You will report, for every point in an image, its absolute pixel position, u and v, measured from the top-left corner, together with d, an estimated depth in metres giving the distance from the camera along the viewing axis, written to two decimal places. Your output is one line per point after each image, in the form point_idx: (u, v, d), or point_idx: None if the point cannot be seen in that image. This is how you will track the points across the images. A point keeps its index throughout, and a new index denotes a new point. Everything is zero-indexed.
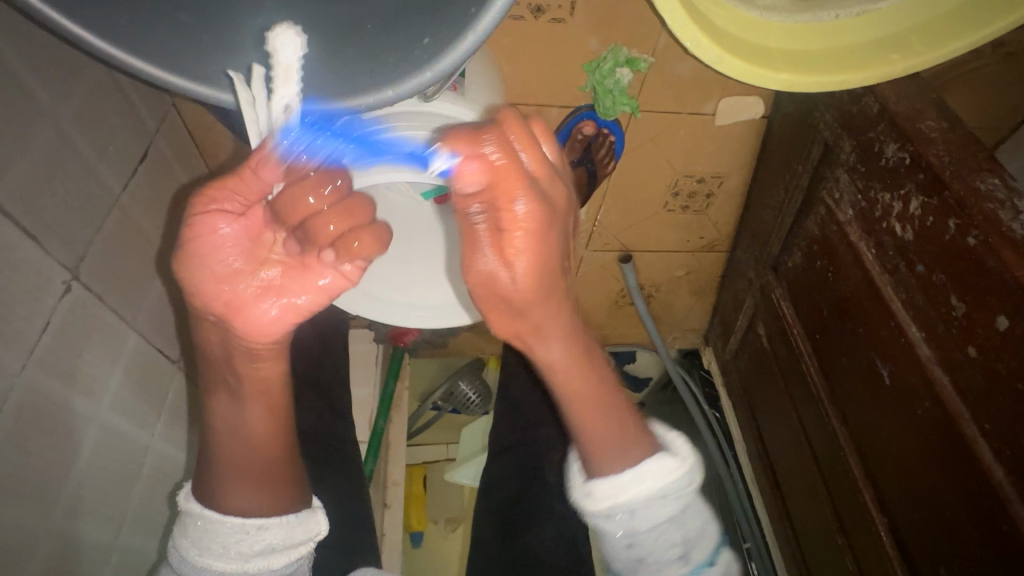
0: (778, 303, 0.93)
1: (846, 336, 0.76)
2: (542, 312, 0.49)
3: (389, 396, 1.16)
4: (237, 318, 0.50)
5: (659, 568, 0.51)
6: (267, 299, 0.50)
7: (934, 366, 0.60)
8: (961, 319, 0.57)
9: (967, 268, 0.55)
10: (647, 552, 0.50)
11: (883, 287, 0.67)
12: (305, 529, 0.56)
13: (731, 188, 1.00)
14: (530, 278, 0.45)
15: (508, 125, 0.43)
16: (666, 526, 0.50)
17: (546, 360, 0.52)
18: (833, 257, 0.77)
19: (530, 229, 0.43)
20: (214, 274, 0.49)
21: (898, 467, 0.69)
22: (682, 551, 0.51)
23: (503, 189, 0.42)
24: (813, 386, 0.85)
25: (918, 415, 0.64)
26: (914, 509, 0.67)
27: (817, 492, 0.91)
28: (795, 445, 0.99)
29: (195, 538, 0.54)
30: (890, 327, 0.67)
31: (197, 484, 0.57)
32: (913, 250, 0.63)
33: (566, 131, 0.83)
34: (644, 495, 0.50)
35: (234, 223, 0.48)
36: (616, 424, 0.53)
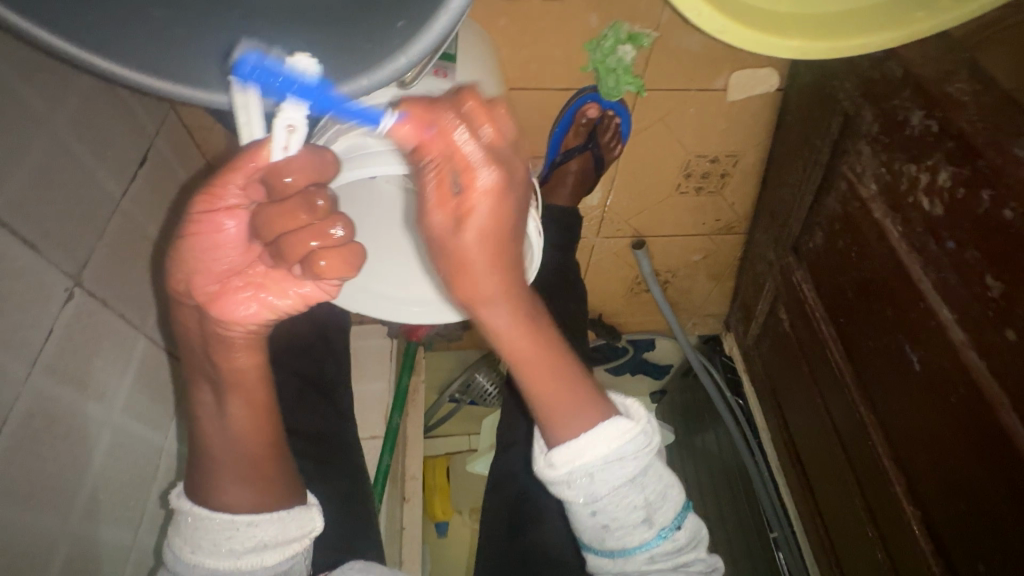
0: (800, 286, 0.88)
1: (872, 319, 0.72)
2: (486, 276, 0.46)
3: (403, 390, 1.17)
4: (215, 311, 0.50)
5: (623, 533, 0.50)
6: (245, 296, 0.50)
7: (968, 349, 0.56)
8: (998, 298, 0.53)
9: (1004, 242, 0.51)
10: (611, 517, 0.50)
11: (911, 266, 0.63)
12: (298, 526, 0.57)
13: (747, 166, 0.95)
14: (480, 236, 0.43)
15: (469, 101, 0.41)
16: (626, 487, 0.50)
17: (490, 323, 0.48)
18: (856, 236, 0.73)
19: (490, 200, 0.42)
20: (207, 267, 0.50)
21: (932, 455, 0.65)
22: (642, 513, 0.50)
23: (437, 147, 0.40)
24: (837, 372, 0.81)
25: (952, 402, 0.59)
26: (951, 500, 0.63)
27: (845, 481, 0.87)
28: (821, 432, 0.94)
29: (186, 535, 0.54)
30: (918, 309, 0.62)
31: (187, 482, 0.57)
32: (943, 226, 0.58)
33: (570, 115, 0.85)
34: (601, 457, 0.49)
35: (239, 222, 0.49)
36: (570, 398, 0.51)
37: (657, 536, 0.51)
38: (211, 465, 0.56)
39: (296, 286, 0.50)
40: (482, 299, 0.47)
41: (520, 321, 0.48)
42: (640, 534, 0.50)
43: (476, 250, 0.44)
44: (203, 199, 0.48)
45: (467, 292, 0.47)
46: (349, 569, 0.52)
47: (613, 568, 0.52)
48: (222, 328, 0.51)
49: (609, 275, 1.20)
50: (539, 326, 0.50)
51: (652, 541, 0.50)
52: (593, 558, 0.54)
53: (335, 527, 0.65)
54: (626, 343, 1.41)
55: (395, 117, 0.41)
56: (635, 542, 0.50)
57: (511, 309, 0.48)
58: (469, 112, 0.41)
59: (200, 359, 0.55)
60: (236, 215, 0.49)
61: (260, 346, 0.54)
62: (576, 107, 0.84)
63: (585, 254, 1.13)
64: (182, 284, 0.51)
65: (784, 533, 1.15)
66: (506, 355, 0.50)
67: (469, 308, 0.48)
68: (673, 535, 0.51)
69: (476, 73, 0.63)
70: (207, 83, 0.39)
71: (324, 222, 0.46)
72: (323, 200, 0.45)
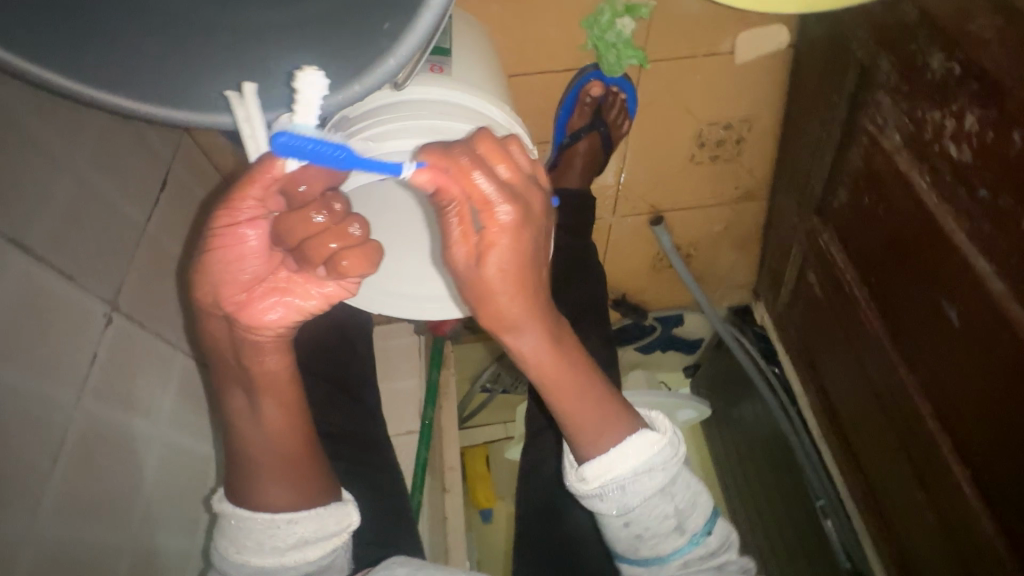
0: (827, 249, 0.85)
1: (905, 277, 0.68)
2: (512, 304, 0.45)
3: (434, 384, 1.19)
4: (245, 319, 0.51)
5: (657, 542, 0.52)
6: (271, 301, 0.51)
7: (1010, 301, 0.54)
8: None
9: None
10: (643, 526, 0.51)
11: (942, 219, 0.60)
12: (336, 520, 0.60)
13: (763, 130, 0.92)
14: (502, 267, 0.43)
15: (481, 146, 0.43)
16: (656, 498, 0.51)
17: (517, 351, 0.49)
18: (881, 191, 0.70)
19: (509, 235, 0.43)
20: (232, 278, 0.50)
21: (980, 414, 0.62)
22: (674, 521, 0.52)
23: (451, 189, 0.41)
24: (873, 334, 0.78)
25: (996, 358, 0.57)
26: (1004, 460, 0.60)
27: (890, 445, 0.84)
28: (860, 397, 0.92)
29: (232, 536, 0.58)
30: (954, 263, 0.59)
31: (228, 487, 0.61)
32: (973, 173, 0.55)
33: (573, 95, 0.83)
34: (631, 470, 0.50)
35: (261, 232, 0.50)
36: (600, 410, 0.51)
37: (690, 542, 0.52)
38: (253, 470, 0.58)
39: (320, 287, 0.52)
40: (507, 328, 0.47)
41: (546, 348, 0.49)
42: (673, 542, 0.52)
43: (499, 282, 0.44)
44: (223, 214, 0.49)
45: (492, 321, 0.47)
46: (390, 564, 0.53)
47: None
48: (252, 336, 0.53)
49: (629, 254, 1.19)
50: (564, 350, 0.50)
51: (686, 548, 0.52)
52: (629, 572, 0.55)
53: (372, 524, 0.67)
54: (653, 320, 1.41)
55: (413, 165, 0.41)
56: (669, 549, 0.52)
57: (540, 338, 0.48)
58: (482, 153, 0.43)
59: (233, 370, 0.57)
60: (258, 226, 0.49)
61: (285, 350, 0.55)
62: (581, 85, 0.81)
63: (603, 235, 1.11)
64: (209, 296, 0.52)
65: (830, 500, 1.13)
66: (533, 379, 0.50)
67: (495, 334, 0.48)
68: (705, 540, 0.53)
69: (474, 65, 0.63)
70: (198, 104, 0.39)
71: (340, 224, 0.48)
72: (339, 203, 0.49)
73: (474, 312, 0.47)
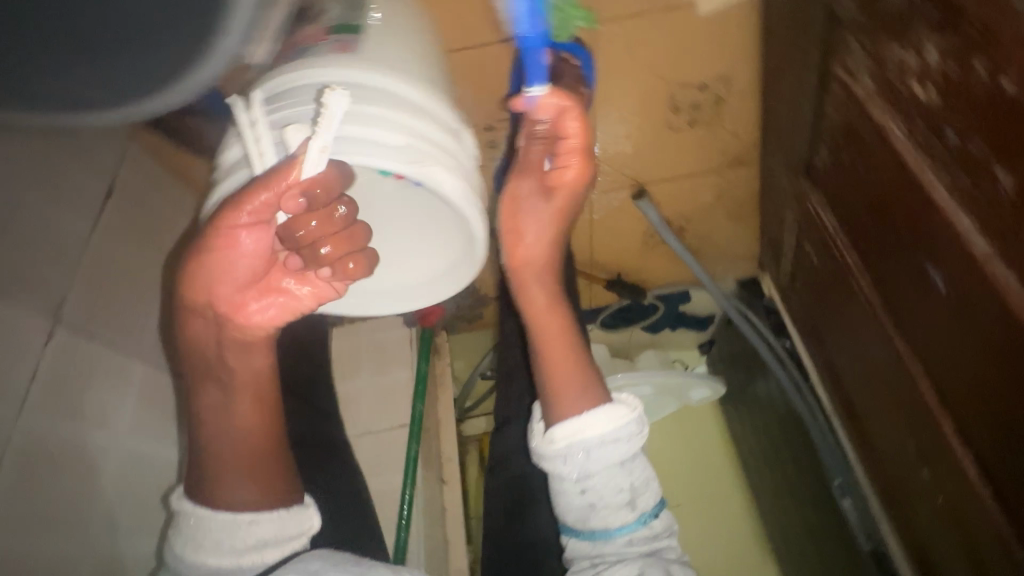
0: (816, 212, 0.78)
1: (891, 240, 0.61)
2: (534, 233, 0.68)
3: (423, 376, 1.18)
4: (238, 315, 0.55)
5: (606, 513, 0.62)
6: (267, 301, 0.56)
7: (995, 261, 0.46)
8: (1010, 198, 0.43)
9: (1004, 125, 0.42)
10: (597, 495, 0.61)
11: (919, 171, 0.52)
12: (296, 524, 0.58)
13: (742, 88, 0.85)
14: (559, 201, 0.65)
15: (569, 109, 0.57)
16: (614, 470, 0.61)
17: (527, 291, 0.69)
18: (858, 145, 0.62)
19: (572, 183, 0.63)
20: (229, 277, 0.53)
21: (977, 390, 0.54)
22: (626, 496, 0.62)
23: (562, 124, 0.59)
24: (868, 304, 0.70)
25: (986, 327, 0.50)
26: (1001, 440, 0.53)
27: (896, 423, 0.77)
28: (863, 370, 0.85)
29: (190, 535, 0.56)
30: (934, 223, 0.52)
31: (187, 484, 0.59)
32: (941, 116, 0.48)
33: (523, 67, 0.77)
34: (599, 436, 0.61)
35: (258, 237, 0.51)
36: (578, 370, 0.67)
37: (639, 519, 0.62)
38: (204, 474, 0.58)
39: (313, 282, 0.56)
40: (520, 264, 0.69)
41: (545, 299, 0.69)
42: (621, 517, 0.62)
43: (547, 212, 0.66)
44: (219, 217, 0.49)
45: (515, 253, 0.68)
46: (312, 557, 0.53)
47: (591, 547, 0.63)
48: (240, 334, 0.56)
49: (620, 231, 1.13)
50: (558, 305, 0.70)
51: (633, 523, 0.62)
52: (573, 544, 0.64)
53: (331, 525, 0.66)
54: (652, 299, 1.36)
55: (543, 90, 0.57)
56: (615, 524, 0.62)
57: (546, 286, 0.69)
58: (555, 106, 0.57)
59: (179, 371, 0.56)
60: (256, 232, 0.51)
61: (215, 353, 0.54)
62: (531, 59, 0.73)
63: (586, 214, 1.06)
64: (202, 290, 0.54)
65: (847, 477, 1.07)
66: (530, 321, 0.69)
67: (516, 271, 0.69)
68: (651, 521, 0.63)
69: (401, 46, 0.59)
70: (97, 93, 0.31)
71: (346, 230, 0.52)
72: (346, 208, 0.51)
73: (500, 219, 0.67)
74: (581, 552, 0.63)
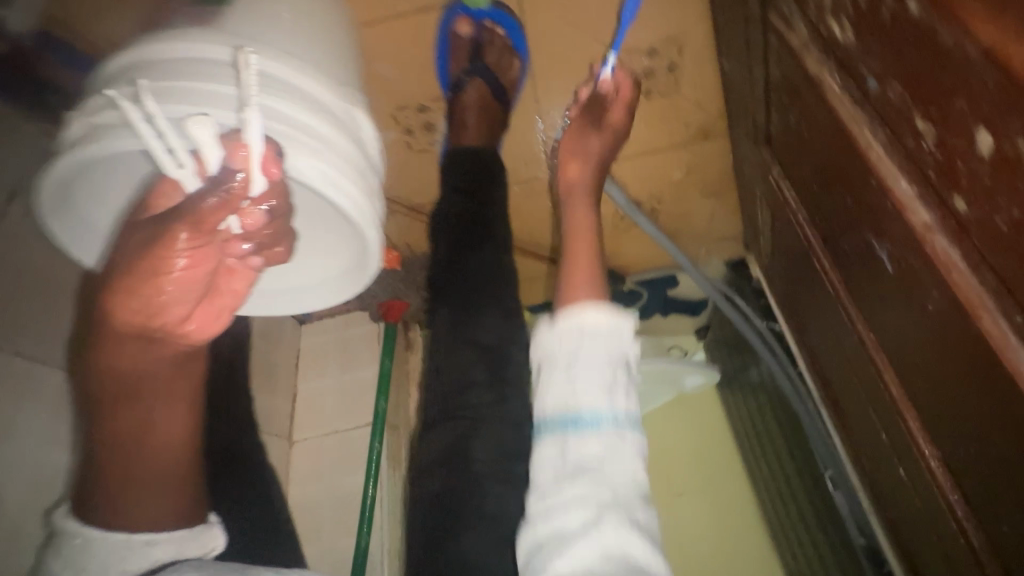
0: (778, 184, 0.70)
1: (840, 212, 0.54)
2: (578, 164, 0.70)
3: (387, 374, 1.13)
4: (163, 337, 0.43)
5: (582, 397, 0.48)
6: (195, 319, 0.44)
7: (936, 231, 0.39)
8: (937, 150, 0.38)
9: (923, 61, 0.37)
10: (580, 373, 0.49)
11: (854, 126, 0.46)
12: (198, 546, 0.49)
13: (696, 52, 0.81)
14: (610, 140, 0.72)
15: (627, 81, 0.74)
16: (603, 357, 0.50)
17: (573, 216, 0.65)
18: (796, 104, 0.56)
19: (620, 126, 0.73)
20: (154, 301, 0.41)
21: (931, 385, 0.46)
22: (607, 385, 0.49)
23: (621, 88, 0.73)
24: (830, 285, 0.63)
25: (931, 313, 0.42)
26: (963, 441, 0.44)
27: (873, 414, 0.67)
28: (839, 357, 0.76)
29: (69, 560, 0.44)
30: (873, 190, 0.45)
31: (74, 498, 0.47)
32: (860, 58, 0.44)
33: (444, 40, 0.78)
34: (596, 320, 0.52)
35: (195, 254, 0.41)
36: (588, 281, 0.57)
37: (610, 414, 0.48)
38: (82, 488, 0.47)
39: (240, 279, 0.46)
40: (569, 187, 0.69)
41: (587, 229, 0.64)
42: (596, 402, 0.48)
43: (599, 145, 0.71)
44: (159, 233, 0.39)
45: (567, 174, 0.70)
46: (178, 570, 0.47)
47: (555, 480, 0.47)
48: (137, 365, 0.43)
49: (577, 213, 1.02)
50: (597, 238, 0.63)
51: (605, 416, 0.48)
52: (534, 473, 0.48)
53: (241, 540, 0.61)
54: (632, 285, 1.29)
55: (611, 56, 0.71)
56: (586, 410, 0.48)
57: (592, 216, 0.65)
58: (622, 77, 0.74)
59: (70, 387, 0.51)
60: (197, 248, 0.40)
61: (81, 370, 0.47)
62: (448, 23, 0.77)
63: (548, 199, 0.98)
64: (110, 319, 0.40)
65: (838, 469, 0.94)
66: (570, 238, 0.63)
67: (567, 187, 0.69)
68: (624, 431, 0.48)
69: (305, 26, 0.57)
70: None
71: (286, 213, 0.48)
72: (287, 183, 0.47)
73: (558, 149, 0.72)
74: (545, 481, 0.47)
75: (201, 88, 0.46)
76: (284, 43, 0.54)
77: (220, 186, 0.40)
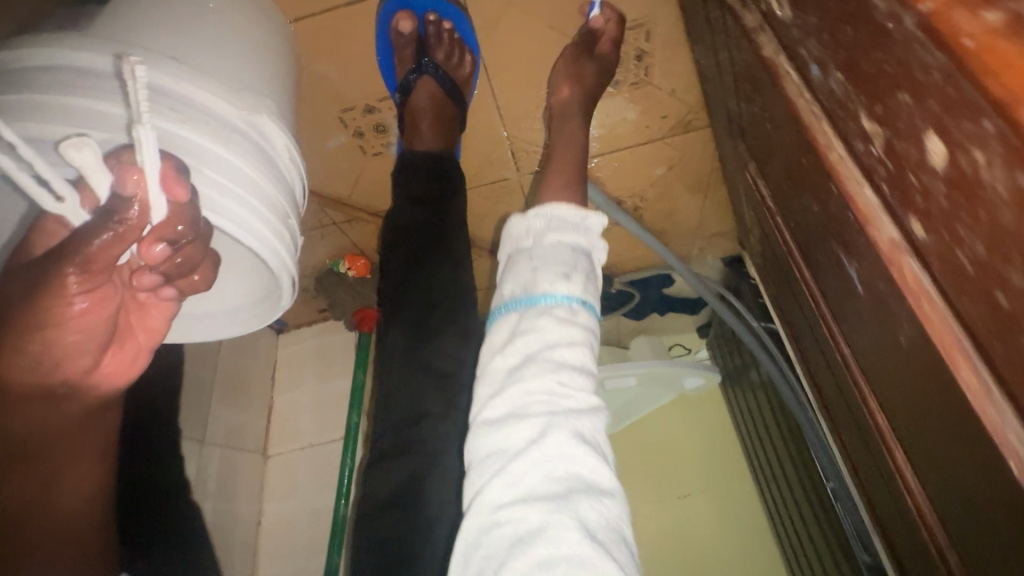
0: (756, 183, 0.64)
1: (808, 218, 0.48)
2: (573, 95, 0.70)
3: (359, 387, 1.08)
4: (88, 382, 0.45)
5: (542, 277, 0.54)
6: (118, 354, 0.45)
7: (903, 252, 0.32)
8: (888, 160, 0.32)
9: (868, 52, 0.31)
10: (540, 259, 0.55)
11: (812, 124, 0.40)
12: None
13: (666, 38, 0.74)
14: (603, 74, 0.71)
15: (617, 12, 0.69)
16: (563, 247, 0.56)
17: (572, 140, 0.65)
18: (759, 96, 0.50)
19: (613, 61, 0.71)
20: (66, 350, 0.41)
21: (910, 417, 0.40)
22: (565, 269, 0.54)
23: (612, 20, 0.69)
24: (811, 296, 0.57)
25: (904, 347, 0.35)
26: (947, 486, 0.38)
27: (864, 430, 0.57)
28: (828, 368, 0.67)
29: None
30: (835, 198, 0.39)
31: None
32: (810, 43, 0.38)
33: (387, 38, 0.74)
34: (562, 215, 0.58)
35: (97, 300, 0.40)
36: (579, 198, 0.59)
37: (565, 298, 0.53)
38: None
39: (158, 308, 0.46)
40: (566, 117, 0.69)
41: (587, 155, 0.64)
42: (553, 285, 0.53)
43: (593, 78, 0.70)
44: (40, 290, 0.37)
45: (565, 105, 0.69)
46: None
47: (509, 371, 0.51)
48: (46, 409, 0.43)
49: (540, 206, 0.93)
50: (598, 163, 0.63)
51: (561, 296, 0.53)
52: (493, 360, 0.52)
53: None
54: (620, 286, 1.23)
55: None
56: (543, 289, 0.53)
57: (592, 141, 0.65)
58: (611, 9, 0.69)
59: None
60: (93, 295, 0.39)
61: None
62: (388, 22, 0.73)
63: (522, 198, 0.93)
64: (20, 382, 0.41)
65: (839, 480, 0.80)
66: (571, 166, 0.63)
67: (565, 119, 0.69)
68: (575, 317, 0.52)
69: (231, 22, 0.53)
70: None
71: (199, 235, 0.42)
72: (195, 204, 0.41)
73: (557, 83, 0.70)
74: (499, 363, 0.51)
75: (75, 103, 0.38)
76: (191, 49, 0.47)
77: (113, 218, 0.36)
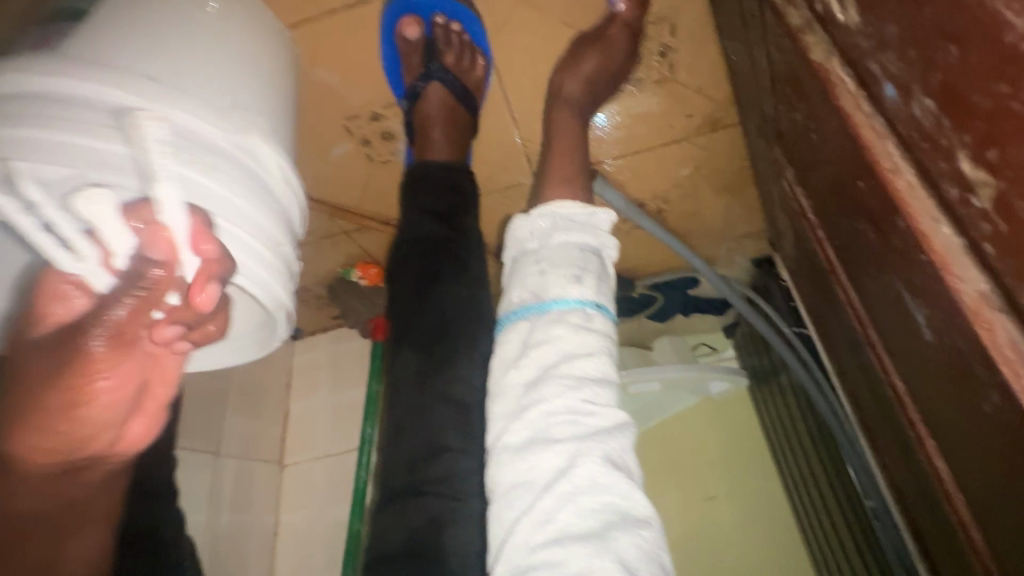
0: (794, 192, 0.58)
1: (861, 239, 0.44)
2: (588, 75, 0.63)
3: (372, 398, 1.05)
4: (112, 449, 0.42)
5: (552, 283, 0.51)
6: (140, 420, 0.43)
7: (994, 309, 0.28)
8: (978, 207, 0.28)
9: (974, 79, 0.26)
10: (548, 261, 0.52)
11: (874, 142, 0.36)
12: None
13: (692, 32, 0.68)
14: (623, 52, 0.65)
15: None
16: (571, 247, 0.52)
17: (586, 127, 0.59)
18: (806, 104, 0.45)
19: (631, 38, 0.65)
20: (91, 425, 0.39)
21: (982, 479, 0.35)
22: (576, 271, 0.51)
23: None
24: (853, 319, 0.53)
25: (988, 413, 0.31)
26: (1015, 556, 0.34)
27: (913, 462, 0.52)
28: (872, 394, 0.61)
29: None
30: (900, 228, 0.35)
31: None
32: (879, 52, 0.33)
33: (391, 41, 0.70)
34: (567, 213, 0.55)
35: (120, 370, 0.38)
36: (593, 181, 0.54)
37: (578, 304, 0.50)
38: None
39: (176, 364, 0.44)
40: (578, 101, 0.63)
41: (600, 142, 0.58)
42: (564, 289, 0.50)
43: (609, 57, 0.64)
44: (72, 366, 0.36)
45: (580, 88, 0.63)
46: None
47: (525, 386, 0.48)
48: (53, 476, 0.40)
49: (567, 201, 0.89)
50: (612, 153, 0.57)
51: (573, 301, 0.50)
52: (507, 376, 0.49)
53: None
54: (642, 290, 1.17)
55: None
56: (554, 295, 0.50)
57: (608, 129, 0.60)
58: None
59: None
60: (114, 366, 0.37)
61: None
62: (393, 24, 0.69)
63: None
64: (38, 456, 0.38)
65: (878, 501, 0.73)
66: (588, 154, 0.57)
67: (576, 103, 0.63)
68: (590, 325, 0.49)
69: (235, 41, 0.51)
70: None
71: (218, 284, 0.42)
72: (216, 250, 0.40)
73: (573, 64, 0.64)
74: (512, 378, 0.48)
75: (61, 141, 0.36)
76: (173, 62, 0.44)
77: (139, 282, 0.38)
